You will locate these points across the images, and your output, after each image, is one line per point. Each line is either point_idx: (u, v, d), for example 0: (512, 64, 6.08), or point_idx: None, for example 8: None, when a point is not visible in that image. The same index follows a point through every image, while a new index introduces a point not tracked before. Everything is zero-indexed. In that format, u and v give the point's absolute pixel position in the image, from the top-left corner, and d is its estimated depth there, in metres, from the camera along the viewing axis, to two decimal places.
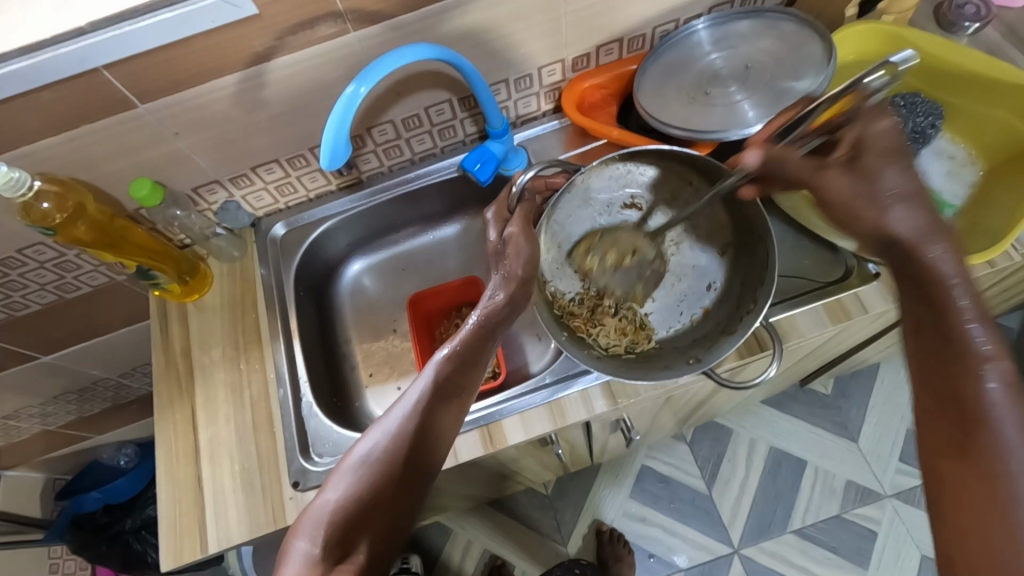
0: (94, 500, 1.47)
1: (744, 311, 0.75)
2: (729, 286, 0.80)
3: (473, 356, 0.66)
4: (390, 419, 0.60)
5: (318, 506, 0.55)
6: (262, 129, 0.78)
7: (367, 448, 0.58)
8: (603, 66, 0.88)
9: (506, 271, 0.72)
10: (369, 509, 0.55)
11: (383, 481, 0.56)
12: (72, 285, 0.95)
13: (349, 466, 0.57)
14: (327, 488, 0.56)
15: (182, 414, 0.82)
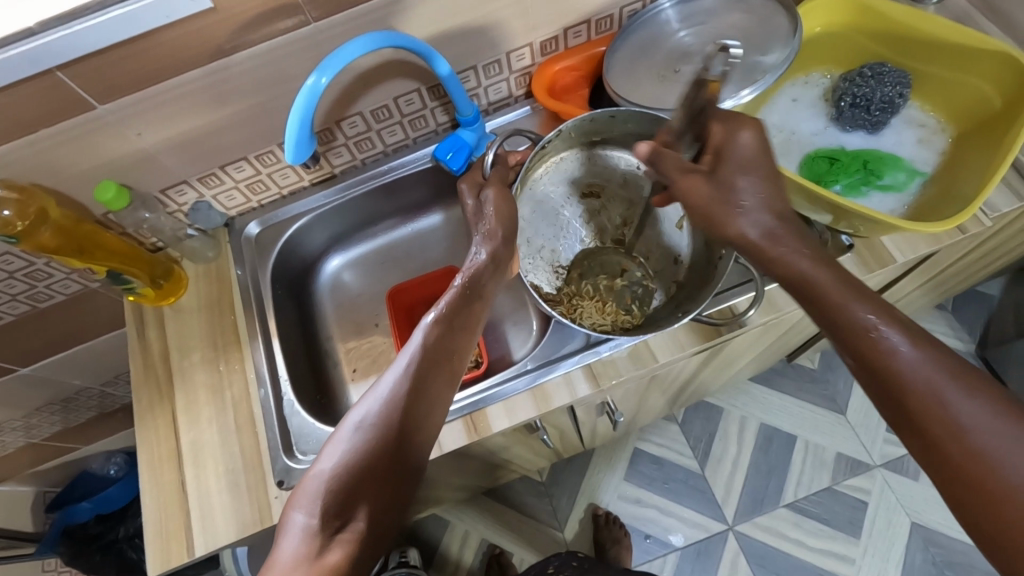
0: (85, 510, 1.46)
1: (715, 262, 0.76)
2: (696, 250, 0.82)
3: (463, 320, 0.67)
4: (381, 384, 0.60)
5: (311, 478, 0.55)
6: (229, 124, 0.77)
7: (360, 415, 0.58)
8: (572, 48, 0.87)
9: (487, 230, 0.74)
10: (366, 475, 0.55)
11: (383, 442, 0.56)
12: (45, 294, 0.94)
13: (342, 435, 0.57)
14: (322, 458, 0.56)
15: (163, 419, 0.81)
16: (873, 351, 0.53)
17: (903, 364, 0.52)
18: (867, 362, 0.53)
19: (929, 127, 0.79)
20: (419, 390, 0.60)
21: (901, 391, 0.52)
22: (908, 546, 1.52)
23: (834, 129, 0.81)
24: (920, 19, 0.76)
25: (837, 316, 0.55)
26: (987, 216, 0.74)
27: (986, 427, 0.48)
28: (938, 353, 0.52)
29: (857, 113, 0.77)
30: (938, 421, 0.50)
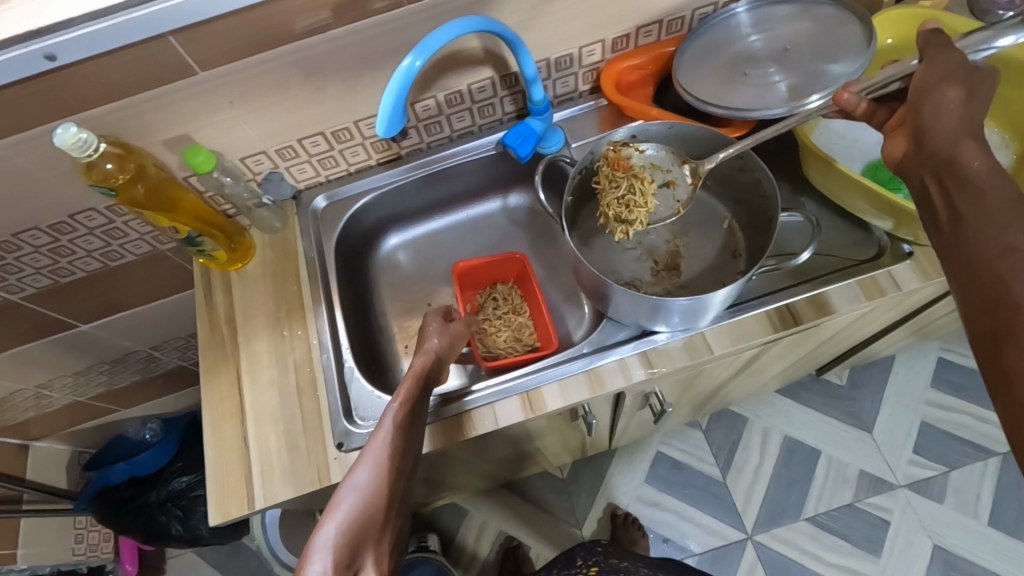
0: (119, 472, 1.51)
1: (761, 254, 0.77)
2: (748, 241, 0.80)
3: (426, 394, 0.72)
4: (370, 452, 0.62)
5: (320, 540, 0.55)
6: (312, 100, 0.81)
7: (353, 483, 0.60)
8: (641, 47, 0.90)
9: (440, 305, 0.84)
10: (370, 536, 0.56)
11: (376, 504, 0.58)
12: (117, 253, 0.98)
13: (345, 497, 0.58)
14: (327, 521, 0.56)
15: (228, 377, 0.84)
16: (987, 249, 0.50)
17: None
18: (971, 255, 0.50)
19: (991, 143, 0.81)
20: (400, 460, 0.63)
21: (997, 292, 0.48)
22: (927, 566, 1.52)
23: None
24: None
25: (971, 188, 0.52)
26: None
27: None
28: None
29: None
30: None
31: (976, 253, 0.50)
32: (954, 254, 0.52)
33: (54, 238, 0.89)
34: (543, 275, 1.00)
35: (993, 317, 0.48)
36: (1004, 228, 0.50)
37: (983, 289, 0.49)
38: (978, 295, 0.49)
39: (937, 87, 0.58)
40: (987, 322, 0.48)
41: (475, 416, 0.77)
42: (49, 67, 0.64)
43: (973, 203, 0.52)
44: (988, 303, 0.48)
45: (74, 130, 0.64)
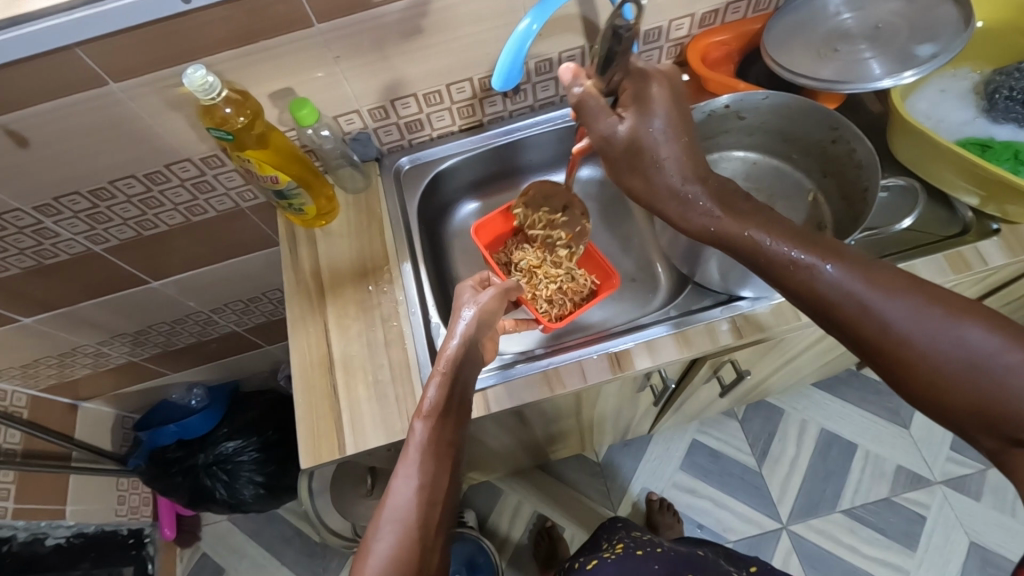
0: (169, 434, 1.53)
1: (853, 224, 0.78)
2: (835, 212, 0.83)
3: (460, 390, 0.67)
4: (404, 469, 0.60)
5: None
6: (412, 60, 0.83)
7: (393, 506, 0.58)
8: (728, 24, 0.92)
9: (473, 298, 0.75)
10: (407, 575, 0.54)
11: (414, 528, 0.57)
12: (201, 209, 1.00)
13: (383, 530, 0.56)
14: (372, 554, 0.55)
15: (315, 329, 0.86)
16: (800, 276, 0.56)
17: (827, 286, 0.55)
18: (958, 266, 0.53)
19: None
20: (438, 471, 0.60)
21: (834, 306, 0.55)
22: (964, 563, 1.52)
23: (983, 121, 0.84)
24: None
25: None
26: None
27: (918, 320, 0.51)
28: (862, 269, 0.54)
29: (1011, 105, 0.81)
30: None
31: (799, 287, 0.56)
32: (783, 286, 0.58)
33: (147, 188, 0.92)
34: (616, 247, 1.02)
35: (843, 324, 0.54)
36: (800, 258, 0.56)
37: (817, 308, 0.56)
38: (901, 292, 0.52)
39: None
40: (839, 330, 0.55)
41: (564, 372, 0.79)
42: (184, 8, 0.67)
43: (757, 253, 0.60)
44: (831, 317, 0.55)
45: (201, 73, 0.67)
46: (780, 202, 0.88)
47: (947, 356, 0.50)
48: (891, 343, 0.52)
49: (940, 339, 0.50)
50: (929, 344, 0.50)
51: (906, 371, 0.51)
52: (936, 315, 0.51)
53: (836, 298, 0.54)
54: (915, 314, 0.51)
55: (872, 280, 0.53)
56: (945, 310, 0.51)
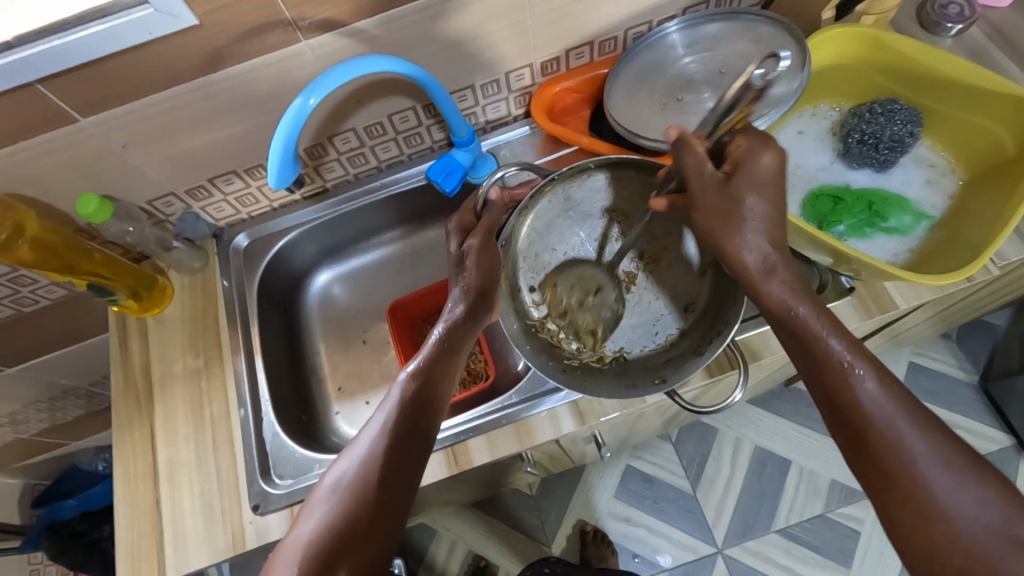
0: (71, 507, 1.47)
1: (716, 331, 0.68)
2: (705, 310, 0.72)
3: (443, 369, 0.63)
4: (366, 434, 0.58)
5: (292, 544, 0.52)
6: (218, 139, 0.75)
7: (337, 477, 0.55)
8: (573, 70, 0.85)
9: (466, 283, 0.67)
10: (340, 544, 0.51)
11: (350, 508, 0.53)
12: (30, 298, 0.92)
13: (319, 500, 0.55)
14: (302, 523, 0.54)
15: (141, 435, 0.80)
16: (829, 368, 0.53)
17: (862, 392, 0.52)
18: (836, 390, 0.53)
19: (938, 168, 0.76)
20: (399, 446, 0.57)
21: (849, 408, 0.52)
22: None
23: (840, 166, 0.78)
24: (931, 57, 0.73)
25: (787, 317, 0.56)
26: (995, 265, 0.72)
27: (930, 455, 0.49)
28: (900, 387, 0.52)
29: (864, 150, 0.75)
30: (874, 429, 0.50)
31: (818, 363, 0.54)
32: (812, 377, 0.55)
33: None
34: None
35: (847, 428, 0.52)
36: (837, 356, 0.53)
37: (832, 406, 0.53)
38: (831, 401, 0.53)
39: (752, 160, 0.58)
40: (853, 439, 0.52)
41: None
42: None
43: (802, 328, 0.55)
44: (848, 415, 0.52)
45: None
46: (668, 255, 0.76)
47: (956, 514, 0.47)
48: (898, 467, 0.49)
49: (948, 485, 0.47)
50: (936, 487, 0.48)
51: (899, 498, 0.49)
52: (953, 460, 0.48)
53: (862, 403, 0.51)
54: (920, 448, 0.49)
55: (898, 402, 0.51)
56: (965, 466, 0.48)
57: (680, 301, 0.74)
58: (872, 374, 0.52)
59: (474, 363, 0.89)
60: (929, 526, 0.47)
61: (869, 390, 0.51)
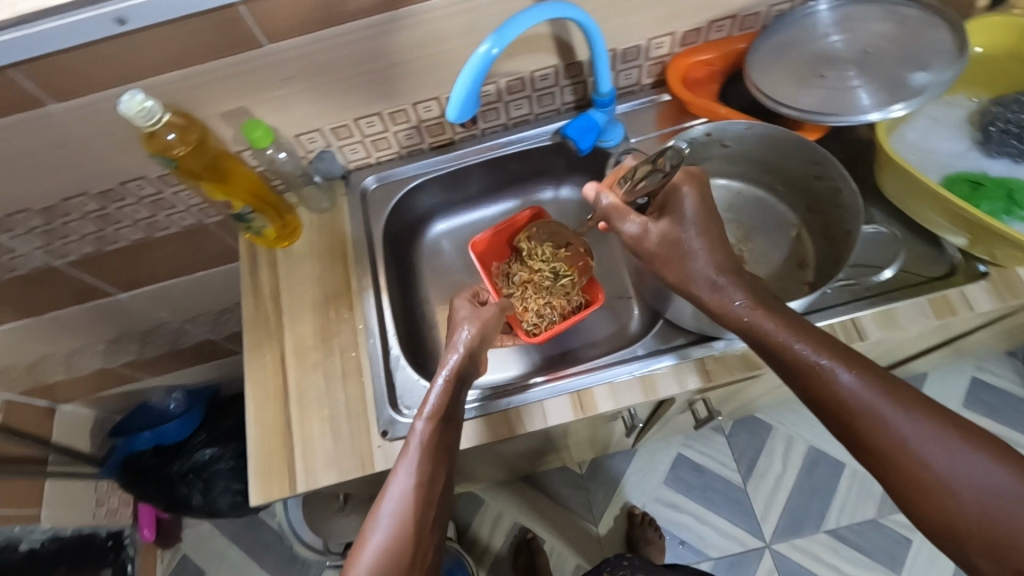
0: (145, 440, 1.52)
1: (843, 235, 0.72)
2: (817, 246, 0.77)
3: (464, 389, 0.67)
4: (407, 461, 0.60)
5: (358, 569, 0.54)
6: (373, 80, 0.79)
7: (390, 502, 0.57)
8: (711, 42, 0.87)
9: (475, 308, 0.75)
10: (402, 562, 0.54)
11: (409, 533, 0.55)
12: (162, 224, 0.97)
13: (377, 523, 0.56)
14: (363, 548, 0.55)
15: (272, 357, 0.83)
16: (816, 381, 0.56)
17: (848, 392, 0.54)
18: (830, 400, 0.55)
19: None
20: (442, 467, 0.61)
21: (843, 413, 0.54)
22: None
23: (977, 154, 0.79)
24: None
25: (753, 331, 0.60)
26: None
27: (928, 440, 0.51)
28: (877, 379, 0.54)
29: (1006, 138, 0.77)
30: (872, 425, 0.53)
31: (803, 377, 0.57)
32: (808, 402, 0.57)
33: (103, 204, 0.89)
34: None
35: (863, 453, 0.54)
36: (811, 358, 0.56)
37: (830, 413, 0.55)
38: (840, 416, 0.55)
39: (676, 196, 0.67)
40: (863, 458, 0.54)
41: (524, 413, 0.75)
42: (121, 30, 0.63)
43: (765, 337, 0.59)
44: (854, 440, 0.54)
45: (139, 98, 0.64)
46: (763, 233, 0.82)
47: (965, 482, 0.49)
48: (904, 459, 0.51)
49: (950, 464, 0.50)
50: (946, 467, 0.50)
51: (924, 493, 0.50)
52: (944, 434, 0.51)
53: (854, 404, 0.54)
54: (921, 433, 0.51)
55: (901, 405, 0.53)
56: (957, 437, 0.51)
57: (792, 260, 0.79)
58: (855, 375, 0.54)
59: (566, 292, 0.87)
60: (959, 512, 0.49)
61: (849, 380, 0.54)
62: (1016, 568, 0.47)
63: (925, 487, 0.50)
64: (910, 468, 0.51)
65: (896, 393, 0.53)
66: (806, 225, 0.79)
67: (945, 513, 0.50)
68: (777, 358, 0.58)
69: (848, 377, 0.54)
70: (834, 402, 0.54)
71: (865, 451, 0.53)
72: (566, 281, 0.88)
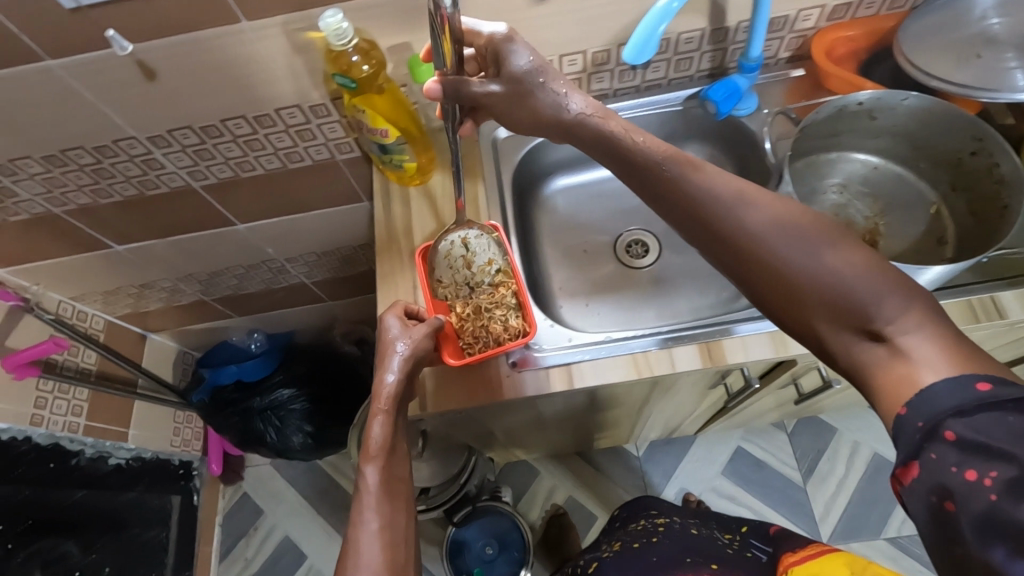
0: (229, 374, 1.60)
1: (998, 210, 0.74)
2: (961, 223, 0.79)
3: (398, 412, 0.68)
4: (369, 507, 0.59)
5: None
6: (529, 27, 0.82)
7: (363, 557, 0.56)
8: (859, 20, 0.87)
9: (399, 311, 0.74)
10: None
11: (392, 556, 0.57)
12: (298, 156, 1.02)
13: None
14: None
15: (404, 287, 0.87)
16: (683, 192, 0.58)
17: (712, 192, 0.55)
18: (699, 215, 0.56)
19: None
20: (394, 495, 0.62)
21: (711, 218, 0.55)
22: None
23: None
24: None
25: (636, 157, 0.63)
26: None
27: (777, 231, 0.51)
28: (724, 181, 0.56)
29: None
30: (744, 237, 0.52)
31: (672, 195, 0.58)
32: (688, 229, 0.58)
33: (252, 130, 0.94)
34: None
35: (725, 251, 0.53)
36: (672, 169, 0.59)
37: (711, 237, 0.55)
38: (709, 230, 0.55)
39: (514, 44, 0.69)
40: (726, 255, 0.54)
41: (652, 357, 0.79)
42: None
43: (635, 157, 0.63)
44: (714, 240, 0.54)
45: (337, 18, 0.69)
46: (900, 208, 0.83)
47: (815, 273, 0.48)
48: (757, 253, 0.51)
49: (807, 258, 0.49)
50: (798, 261, 0.49)
51: (799, 291, 0.49)
52: (802, 232, 0.50)
53: (713, 206, 0.55)
54: (777, 231, 0.51)
55: (755, 202, 0.53)
56: (810, 230, 0.50)
57: (932, 236, 0.80)
58: (719, 183, 0.56)
59: (505, 322, 0.81)
60: (821, 300, 0.48)
61: (725, 192, 0.55)
62: (881, 338, 0.47)
63: (792, 284, 0.49)
64: (781, 273, 0.50)
65: (751, 195, 0.53)
66: (948, 203, 0.81)
67: (804, 303, 0.49)
68: (654, 175, 0.60)
69: (721, 189, 0.56)
70: (708, 215, 0.55)
71: (746, 270, 0.52)
72: (502, 306, 0.82)
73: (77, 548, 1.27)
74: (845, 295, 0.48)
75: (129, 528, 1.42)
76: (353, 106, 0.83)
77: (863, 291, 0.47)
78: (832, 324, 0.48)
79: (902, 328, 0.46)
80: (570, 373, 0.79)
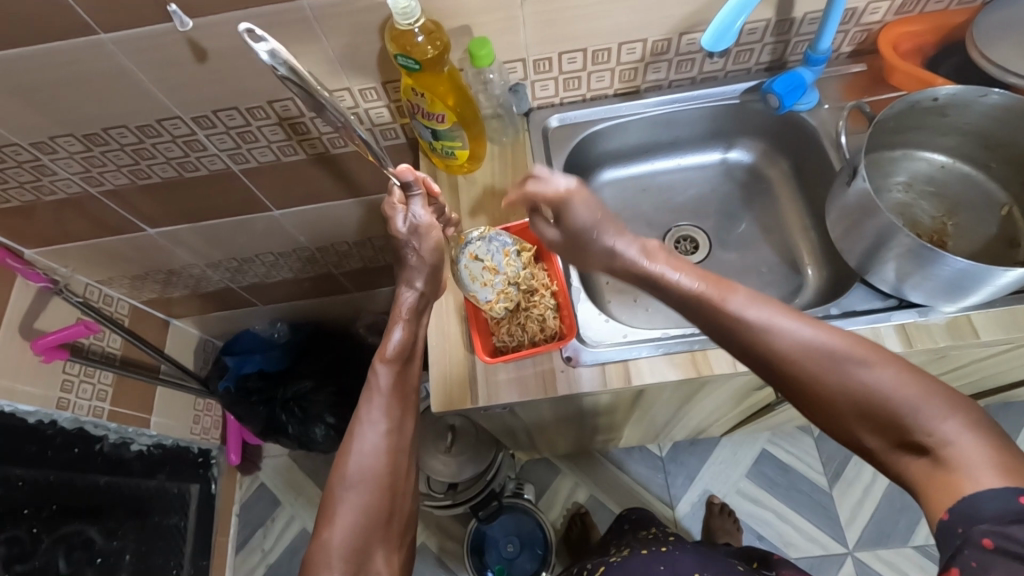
0: (253, 363, 1.59)
1: None
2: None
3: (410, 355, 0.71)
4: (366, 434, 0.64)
5: (332, 540, 0.60)
6: (591, 13, 0.80)
7: (353, 470, 0.62)
8: (926, 14, 0.85)
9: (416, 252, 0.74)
10: (368, 531, 0.61)
11: (381, 483, 0.62)
12: (341, 142, 1.00)
13: (340, 490, 0.61)
14: (331, 519, 0.60)
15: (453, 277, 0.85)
16: (708, 308, 0.57)
17: (744, 318, 0.55)
18: (729, 336, 0.56)
19: None
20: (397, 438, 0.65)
21: (746, 346, 0.55)
22: None
23: None
24: None
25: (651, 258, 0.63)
26: None
27: (818, 356, 0.52)
28: (750, 297, 0.56)
29: None
30: (783, 364, 0.53)
31: (699, 312, 0.58)
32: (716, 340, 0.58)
33: (299, 113, 0.92)
34: (754, 234, 0.99)
35: (764, 371, 0.55)
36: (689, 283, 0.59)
37: (744, 354, 0.56)
38: (745, 354, 0.56)
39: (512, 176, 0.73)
40: (774, 378, 0.55)
41: (712, 355, 0.77)
42: None
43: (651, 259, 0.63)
44: (752, 361, 0.55)
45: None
46: (968, 208, 0.82)
47: (858, 389, 0.51)
48: (805, 382, 0.53)
49: (845, 379, 0.51)
50: (842, 383, 0.51)
51: (845, 410, 0.52)
52: (834, 353, 0.51)
53: (745, 336, 0.55)
54: (811, 362, 0.52)
55: (784, 324, 0.54)
56: (844, 355, 0.51)
57: (1002, 238, 0.79)
58: (738, 298, 0.56)
59: (544, 318, 0.80)
60: (866, 416, 0.51)
61: (749, 311, 0.55)
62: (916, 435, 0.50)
63: (832, 401, 0.52)
64: (823, 396, 0.52)
65: (783, 322, 0.54)
66: (1019, 204, 0.80)
67: (850, 417, 0.52)
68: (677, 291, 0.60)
69: (744, 308, 0.55)
70: (737, 336, 0.56)
71: (789, 387, 0.54)
72: (542, 304, 0.81)
73: (100, 534, 1.25)
74: (891, 408, 0.50)
75: (152, 516, 1.40)
76: (409, 88, 0.79)
77: (903, 397, 0.50)
78: (872, 428, 0.51)
79: (945, 427, 0.48)
80: (626, 370, 0.77)
